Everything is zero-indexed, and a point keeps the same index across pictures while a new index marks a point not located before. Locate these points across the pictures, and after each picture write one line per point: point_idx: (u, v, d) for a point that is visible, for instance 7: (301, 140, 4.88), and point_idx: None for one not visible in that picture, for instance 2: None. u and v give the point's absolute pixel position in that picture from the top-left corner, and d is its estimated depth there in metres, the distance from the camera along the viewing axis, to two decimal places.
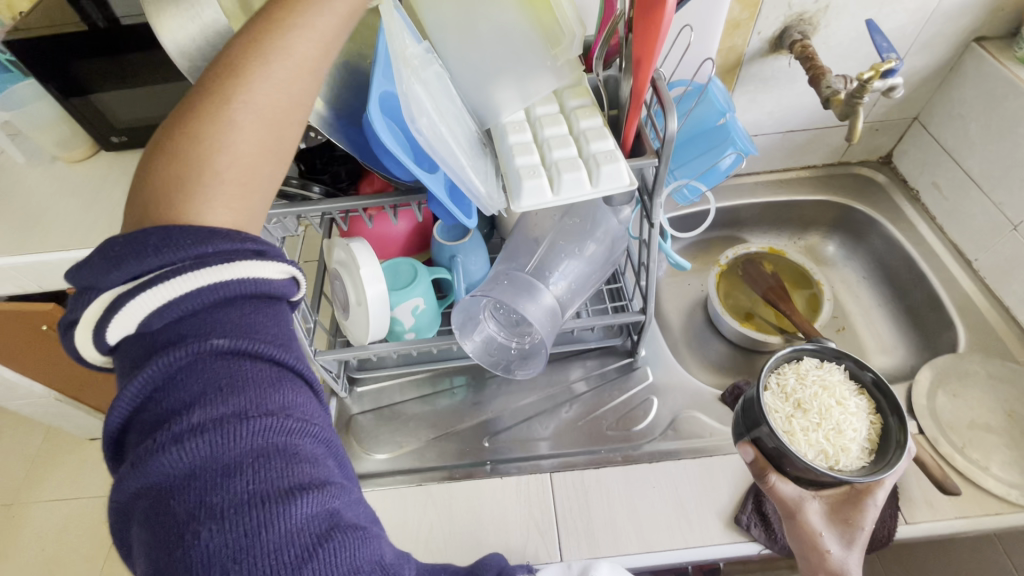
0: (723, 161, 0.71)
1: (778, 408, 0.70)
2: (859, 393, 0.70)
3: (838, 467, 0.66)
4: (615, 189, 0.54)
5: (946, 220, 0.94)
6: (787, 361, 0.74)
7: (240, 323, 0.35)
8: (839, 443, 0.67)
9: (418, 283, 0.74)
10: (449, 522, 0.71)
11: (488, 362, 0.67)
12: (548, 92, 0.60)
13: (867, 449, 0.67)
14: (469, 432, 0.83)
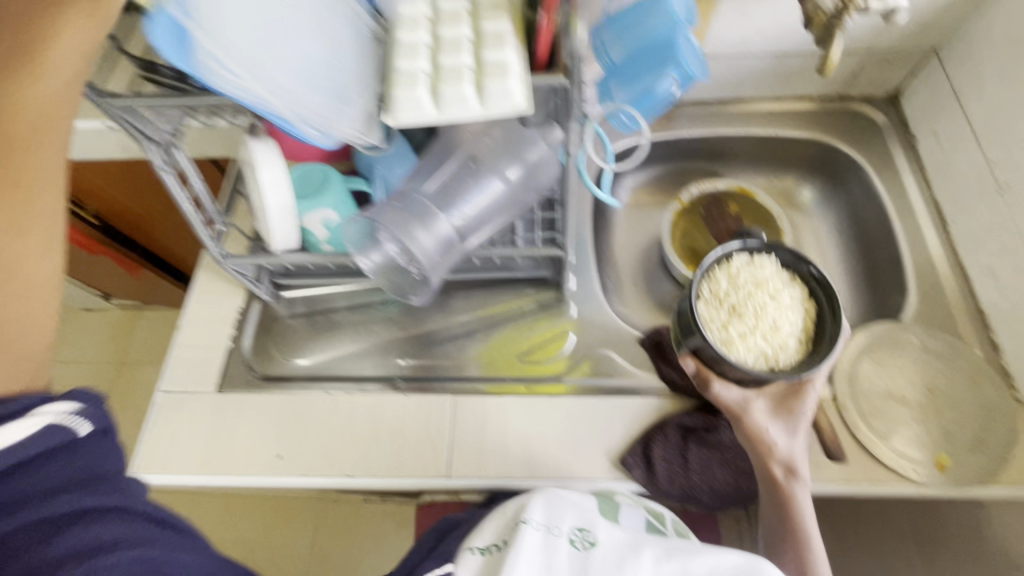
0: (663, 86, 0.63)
1: (709, 314, 0.70)
2: (792, 282, 0.72)
3: (778, 366, 0.67)
4: (504, 110, 0.47)
5: (934, 175, 0.84)
6: (718, 263, 0.73)
7: (32, 485, 0.39)
8: (778, 341, 0.68)
9: (329, 192, 0.70)
10: (350, 430, 0.74)
11: (386, 284, 0.66)
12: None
13: (802, 340, 0.68)
14: (387, 347, 0.84)
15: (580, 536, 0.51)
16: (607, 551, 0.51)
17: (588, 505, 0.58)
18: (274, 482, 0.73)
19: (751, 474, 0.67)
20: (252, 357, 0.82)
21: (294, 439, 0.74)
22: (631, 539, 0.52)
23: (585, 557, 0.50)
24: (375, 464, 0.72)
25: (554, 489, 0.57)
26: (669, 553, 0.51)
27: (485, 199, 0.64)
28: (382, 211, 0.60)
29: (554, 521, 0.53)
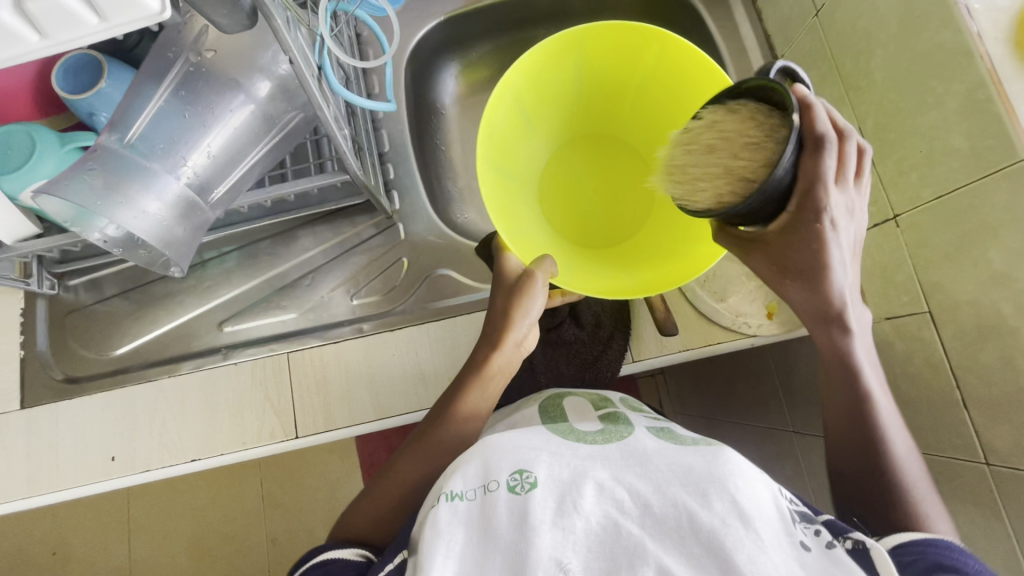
0: None
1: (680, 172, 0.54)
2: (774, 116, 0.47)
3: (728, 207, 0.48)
4: (139, 20, 0.36)
5: (762, 5, 0.77)
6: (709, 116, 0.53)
7: None
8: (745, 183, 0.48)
9: (35, 156, 0.57)
10: (181, 415, 0.68)
11: (119, 255, 0.56)
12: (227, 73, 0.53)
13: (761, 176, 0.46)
14: (209, 316, 0.75)
15: (517, 480, 0.41)
16: (549, 490, 0.41)
17: (531, 436, 0.48)
18: (114, 486, 0.67)
19: (594, 364, 0.68)
20: (54, 361, 0.72)
21: (122, 438, 0.68)
22: (574, 472, 0.43)
23: (524, 502, 0.40)
24: (216, 443, 0.67)
25: (484, 436, 0.46)
26: (618, 477, 0.42)
27: (218, 137, 0.55)
28: (80, 179, 0.49)
29: (489, 474, 0.43)
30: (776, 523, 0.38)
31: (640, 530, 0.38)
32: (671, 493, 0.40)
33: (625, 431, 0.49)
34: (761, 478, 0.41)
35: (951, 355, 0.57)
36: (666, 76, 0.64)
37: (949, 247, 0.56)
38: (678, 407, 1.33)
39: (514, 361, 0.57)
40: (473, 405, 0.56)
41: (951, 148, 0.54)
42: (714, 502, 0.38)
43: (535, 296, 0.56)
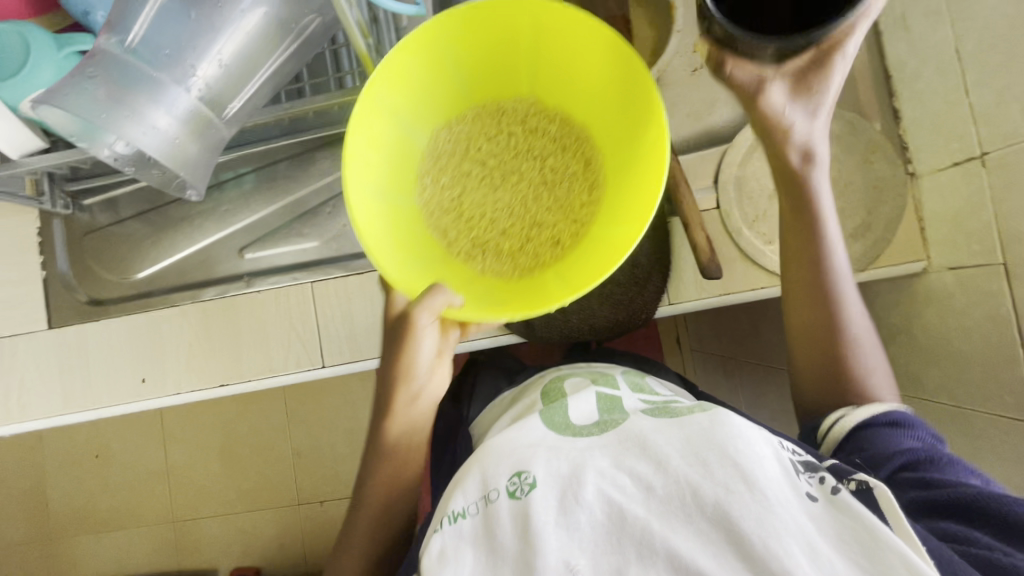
0: None
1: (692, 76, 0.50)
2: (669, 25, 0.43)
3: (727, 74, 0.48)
4: None
5: None
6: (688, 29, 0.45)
7: None
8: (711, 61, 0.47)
9: (33, 62, 0.52)
10: (206, 340, 0.68)
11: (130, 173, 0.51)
12: None
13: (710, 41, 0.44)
14: (226, 241, 0.72)
15: (516, 484, 0.42)
16: (548, 489, 0.42)
17: (528, 436, 0.49)
18: (146, 406, 0.68)
19: (629, 305, 0.66)
20: (76, 282, 0.71)
21: (151, 361, 0.68)
22: (571, 465, 0.44)
23: (523, 506, 0.41)
24: (244, 370, 0.67)
25: (480, 448, 0.48)
26: (614, 467, 0.43)
27: (232, 41, 0.49)
28: (82, 88, 0.45)
29: (487, 485, 0.44)
30: (781, 480, 0.40)
31: (647, 513, 0.39)
32: (673, 471, 0.40)
33: (619, 419, 0.50)
34: (759, 434, 0.43)
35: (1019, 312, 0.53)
36: (549, 58, 0.54)
37: None
38: (698, 346, 1.32)
39: (417, 412, 0.53)
40: (410, 421, 0.53)
41: None
42: (716, 469, 0.39)
43: (421, 338, 0.49)
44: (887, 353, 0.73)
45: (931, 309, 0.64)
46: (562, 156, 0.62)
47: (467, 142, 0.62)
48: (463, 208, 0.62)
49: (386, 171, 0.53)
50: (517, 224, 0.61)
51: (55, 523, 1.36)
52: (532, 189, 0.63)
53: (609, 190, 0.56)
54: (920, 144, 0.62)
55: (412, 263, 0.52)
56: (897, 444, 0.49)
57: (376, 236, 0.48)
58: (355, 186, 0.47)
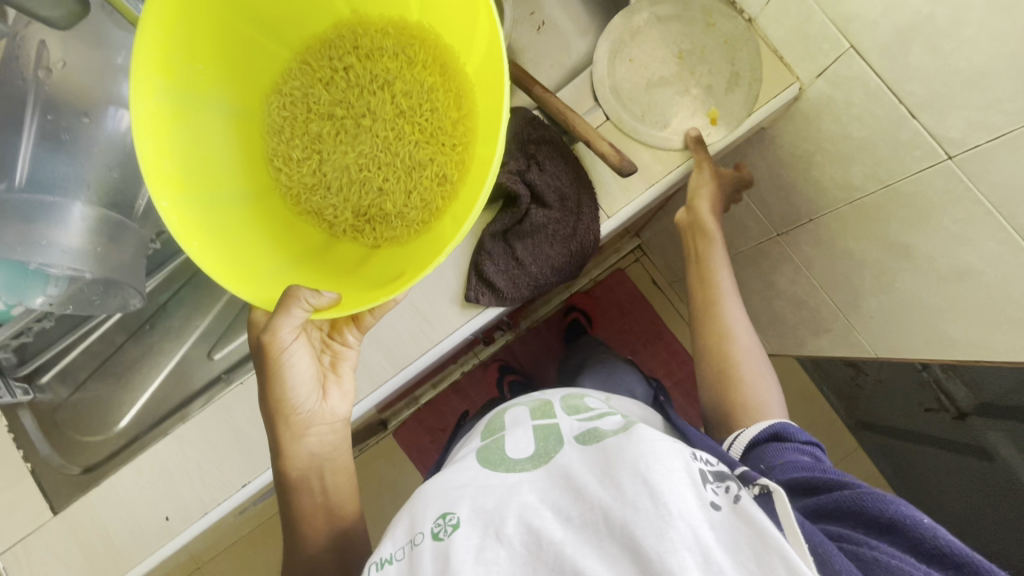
0: None
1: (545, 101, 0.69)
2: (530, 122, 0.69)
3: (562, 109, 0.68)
4: None
5: None
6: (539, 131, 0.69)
7: None
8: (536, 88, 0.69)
9: None
10: (212, 451, 0.67)
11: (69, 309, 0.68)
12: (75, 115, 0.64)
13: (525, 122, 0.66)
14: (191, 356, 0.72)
15: (439, 527, 0.47)
16: (469, 527, 0.46)
17: (462, 475, 0.55)
18: (179, 540, 0.66)
19: (574, 236, 0.68)
20: (62, 460, 0.69)
21: (167, 495, 0.66)
22: (496, 503, 0.49)
23: (447, 545, 0.45)
24: (259, 459, 0.66)
25: (413, 501, 0.53)
26: (547, 498, 0.48)
27: (103, 148, 0.66)
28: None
29: (415, 529, 0.49)
30: (688, 491, 0.44)
31: (562, 533, 0.45)
32: (585, 505, 0.46)
33: (552, 450, 0.55)
34: (671, 449, 0.48)
35: (882, 74, 0.58)
36: None
37: None
38: (671, 275, 1.35)
39: (317, 416, 0.61)
40: (309, 452, 0.61)
41: None
42: (628, 490, 0.44)
43: (288, 362, 0.57)
44: (815, 179, 0.78)
45: (824, 118, 0.70)
46: (413, 73, 0.60)
47: (310, 94, 0.62)
48: (325, 177, 0.62)
49: (212, 178, 0.57)
50: (393, 180, 0.61)
51: None
52: (394, 126, 0.61)
53: (471, 106, 0.55)
54: None
55: (264, 275, 0.57)
56: (791, 460, 0.57)
57: (219, 249, 0.55)
58: (212, 236, 0.55)
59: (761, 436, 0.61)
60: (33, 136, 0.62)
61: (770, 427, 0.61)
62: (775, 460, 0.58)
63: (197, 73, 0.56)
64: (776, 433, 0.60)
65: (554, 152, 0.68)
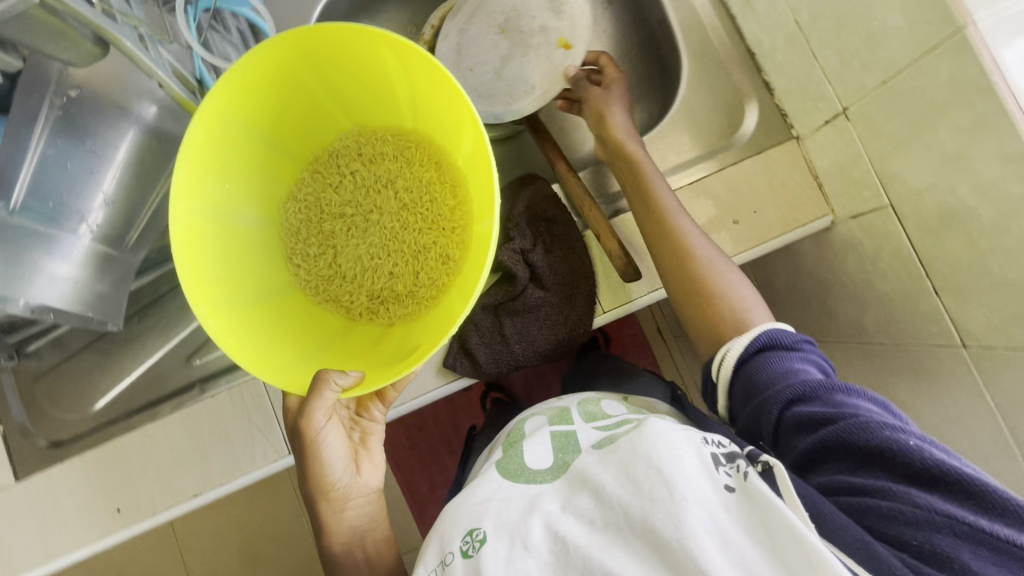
0: None
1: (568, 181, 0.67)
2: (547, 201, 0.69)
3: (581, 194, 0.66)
4: None
5: None
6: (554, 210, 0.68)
7: None
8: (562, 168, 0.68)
9: None
10: (173, 455, 0.69)
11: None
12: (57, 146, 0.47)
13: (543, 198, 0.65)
14: (170, 356, 0.73)
15: (468, 543, 0.46)
16: (496, 540, 0.45)
17: (485, 487, 0.54)
18: (127, 533, 0.68)
19: (565, 322, 0.67)
20: (33, 430, 0.72)
21: (123, 487, 0.69)
22: (522, 513, 0.47)
23: (475, 557, 0.44)
24: (214, 474, 0.68)
25: (440, 519, 0.52)
26: (568, 505, 0.47)
27: (90, 201, 0.50)
28: None
29: (445, 550, 0.48)
30: (700, 476, 0.44)
31: (590, 536, 0.43)
32: (605, 500, 0.45)
33: (571, 458, 0.55)
34: (680, 436, 0.47)
35: (916, 244, 0.55)
36: (423, 79, 0.51)
37: (900, 137, 0.51)
38: None
39: (353, 489, 0.60)
40: (349, 526, 0.61)
41: (889, 28, 0.48)
42: (643, 482, 0.43)
43: (322, 446, 0.56)
44: (826, 307, 0.75)
45: (849, 256, 0.66)
46: (412, 169, 0.62)
47: (320, 199, 0.63)
48: (342, 268, 0.63)
49: (243, 280, 0.56)
50: (402, 264, 0.62)
51: None
52: (400, 218, 0.63)
53: (465, 197, 0.57)
54: (796, 110, 0.65)
55: (295, 361, 0.54)
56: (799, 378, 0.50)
57: (253, 346, 0.52)
58: (238, 332, 0.51)
59: (752, 347, 0.54)
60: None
61: (776, 336, 0.54)
62: (784, 374, 0.51)
63: (225, 191, 0.55)
64: (766, 344, 0.53)
65: (564, 235, 0.67)
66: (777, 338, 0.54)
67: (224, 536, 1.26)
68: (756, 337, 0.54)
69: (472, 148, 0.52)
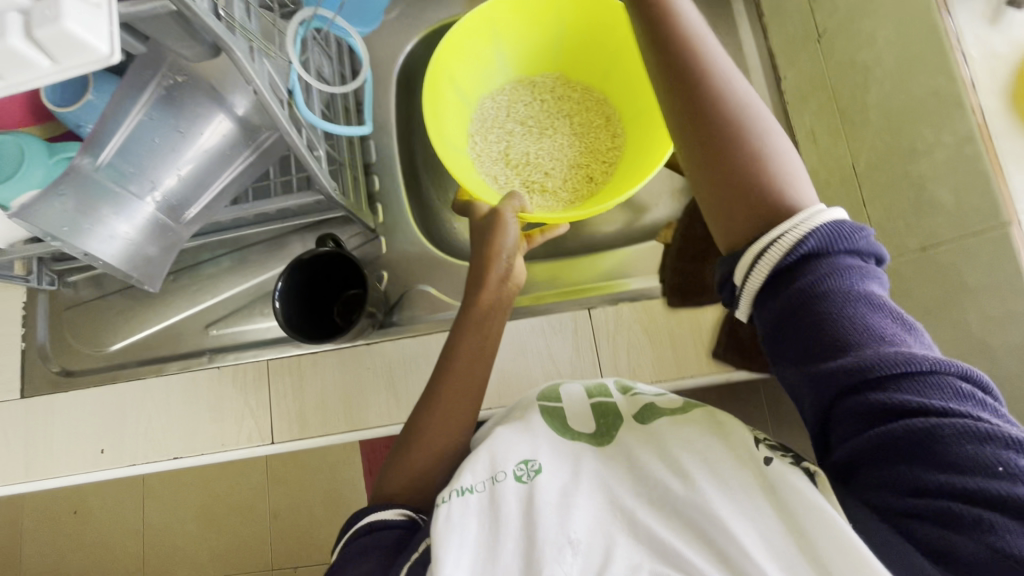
0: None
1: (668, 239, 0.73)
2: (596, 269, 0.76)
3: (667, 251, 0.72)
4: (88, 66, 0.36)
5: (770, 19, 0.73)
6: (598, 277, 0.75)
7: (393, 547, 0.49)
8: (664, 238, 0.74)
9: (29, 166, 0.58)
10: (165, 412, 0.72)
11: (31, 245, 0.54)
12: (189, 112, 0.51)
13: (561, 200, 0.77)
14: (189, 319, 0.76)
15: (523, 470, 0.49)
16: (551, 477, 0.49)
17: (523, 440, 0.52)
18: (101, 474, 0.71)
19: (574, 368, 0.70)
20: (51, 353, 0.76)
21: (112, 431, 0.72)
22: (572, 465, 0.50)
23: (531, 489, 0.48)
24: (198, 441, 0.70)
25: (491, 433, 0.52)
26: (608, 466, 0.50)
27: (190, 161, 0.53)
28: (53, 204, 0.47)
29: (496, 466, 0.49)
30: (742, 472, 0.46)
31: (631, 497, 0.47)
32: (642, 480, 0.48)
33: (615, 427, 0.54)
34: (735, 435, 0.48)
35: None
36: (628, 53, 0.74)
37: (931, 305, 0.52)
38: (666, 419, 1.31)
39: (507, 294, 0.62)
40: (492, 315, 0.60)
41: (937, 201, 0.49)
42: (695, 482, 0.46)
43: (506, 230, 0.63)
44: None
45: None
46: (586, 114, 0.82)
47: (507, 108, 0.82)
48: (510, 156, 0.80)
49: (456, 126, 0.76)
50: (558, 170, 0.80)
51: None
52: (569, 140, 0.81)
53: (628, 145, 0.77)
54: None
55: (484, 189, 0.73)
56: (853, 300, 0.40)
57: (455, 155, 0.73)
58: (451, 146, 0.72)
59: (811, 242, 0.40)
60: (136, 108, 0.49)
61: (835, 221, 0.41)
62: (844, 293, 0.40)
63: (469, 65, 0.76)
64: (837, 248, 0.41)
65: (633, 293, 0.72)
66: (833, 221, 0.41)
67: (186, 493, 1.28)
68: (813, 228, 0.40)
69: (637, 96, 0.75)
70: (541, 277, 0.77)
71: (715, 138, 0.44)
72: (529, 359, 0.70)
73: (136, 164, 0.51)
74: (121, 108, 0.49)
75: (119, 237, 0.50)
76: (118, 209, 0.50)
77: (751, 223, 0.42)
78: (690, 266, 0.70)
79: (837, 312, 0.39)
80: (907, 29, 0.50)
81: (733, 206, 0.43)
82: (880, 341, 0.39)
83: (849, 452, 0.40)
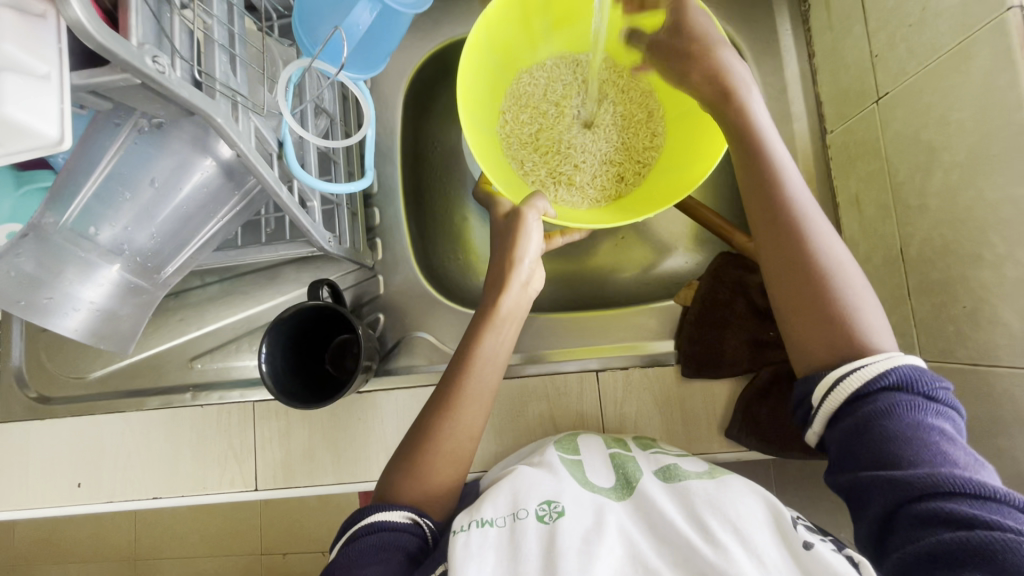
0: (365, 18, 0.46)
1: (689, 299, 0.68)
2: (604, 323, 0.70)
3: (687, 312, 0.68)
4: (34, 150, 0.31)
5: (820, 64, 0.65)
6: (610, 333, 0.70)
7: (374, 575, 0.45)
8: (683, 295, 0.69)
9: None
10: (145, 450, 0.68)
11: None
12: (166, 171, 0.46)
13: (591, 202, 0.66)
14: (173, 349, 0.72)
15: (546, 510, 0.48)
16: (575, 519, 0.47)
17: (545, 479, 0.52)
18: (77, 510, 0.68)
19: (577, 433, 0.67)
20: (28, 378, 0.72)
21: (91, 465, 0.68)
22: (595, 507, 0.49)
23: (553, 530, 0.46)
24: (179, 483, 0.67)
25: (514, 471, 0.53)
26: (633, 519, 0.49)
27: (166, 217, 0.49)
28: (13, 266, 0.45)
29: (518, 504, 0.49)
30: (770, 536, 0.45)
31: (661, 561, 0.44)
32: (670, 541, 0.46)
33: (635, 476, 0.54)
34: (758, 497, 0.48)
35: None
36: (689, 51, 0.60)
37: (972, 424, 0.49)
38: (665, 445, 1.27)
39: (525, 302, 0.56)
40: (499, 338, 0.54)
41: (1000, 320, 0.45)
42: (717, 530, 0.45)
43: (529, 234, 0.56)
44: (832, 517, 0.71)
45: None
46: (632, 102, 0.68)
47: (546, 86, 0.69)
48: (538, 142, 0.68)
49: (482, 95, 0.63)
50: (591, 165, 0.68)
51: (14, 556, 1.29)
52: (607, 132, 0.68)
53: (671, 147, 0.65)
54: None
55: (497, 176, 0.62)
56: (915, 424, 0.38)
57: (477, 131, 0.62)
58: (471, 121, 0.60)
59: (892, 377, 0.39)
60: (103, 157, 0.44)
61: (913, 364, 0.40)
62: (903, 420, 0.38)
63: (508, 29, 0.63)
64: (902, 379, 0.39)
65: (650, 358, 0.67)
66: (912, 364, 0.39)
67: None
68: (893, 366, 0.39)
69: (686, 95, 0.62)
70: (549, 330, 0.71)
71: (793, 263, 0.44)
72: (529, 421, 0.66)
73: (103, 222, 0.47)
74: (87, 159, 0.44)
75: (84, 297, 0.49)
76: (82, 269, 0.48)
77: (833, 348, 0.41)
78: (708, 334, 0.65)
79: (901, 435, 0.37)
80: (988, 119, 0.44)
81: (812, 325, 0.42)
82: (948, 463, 0.36)
83: (907, 558, 0.35)
